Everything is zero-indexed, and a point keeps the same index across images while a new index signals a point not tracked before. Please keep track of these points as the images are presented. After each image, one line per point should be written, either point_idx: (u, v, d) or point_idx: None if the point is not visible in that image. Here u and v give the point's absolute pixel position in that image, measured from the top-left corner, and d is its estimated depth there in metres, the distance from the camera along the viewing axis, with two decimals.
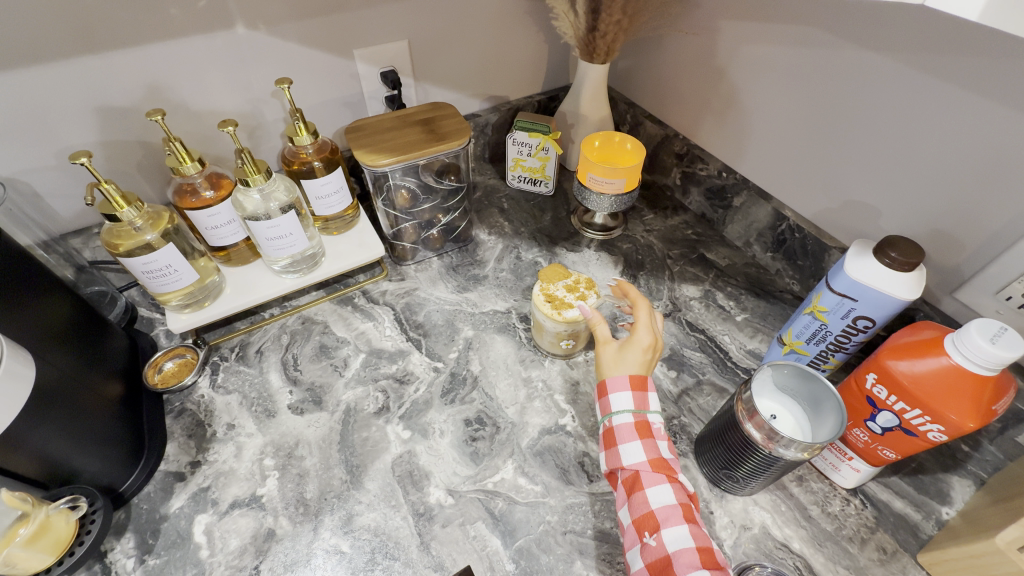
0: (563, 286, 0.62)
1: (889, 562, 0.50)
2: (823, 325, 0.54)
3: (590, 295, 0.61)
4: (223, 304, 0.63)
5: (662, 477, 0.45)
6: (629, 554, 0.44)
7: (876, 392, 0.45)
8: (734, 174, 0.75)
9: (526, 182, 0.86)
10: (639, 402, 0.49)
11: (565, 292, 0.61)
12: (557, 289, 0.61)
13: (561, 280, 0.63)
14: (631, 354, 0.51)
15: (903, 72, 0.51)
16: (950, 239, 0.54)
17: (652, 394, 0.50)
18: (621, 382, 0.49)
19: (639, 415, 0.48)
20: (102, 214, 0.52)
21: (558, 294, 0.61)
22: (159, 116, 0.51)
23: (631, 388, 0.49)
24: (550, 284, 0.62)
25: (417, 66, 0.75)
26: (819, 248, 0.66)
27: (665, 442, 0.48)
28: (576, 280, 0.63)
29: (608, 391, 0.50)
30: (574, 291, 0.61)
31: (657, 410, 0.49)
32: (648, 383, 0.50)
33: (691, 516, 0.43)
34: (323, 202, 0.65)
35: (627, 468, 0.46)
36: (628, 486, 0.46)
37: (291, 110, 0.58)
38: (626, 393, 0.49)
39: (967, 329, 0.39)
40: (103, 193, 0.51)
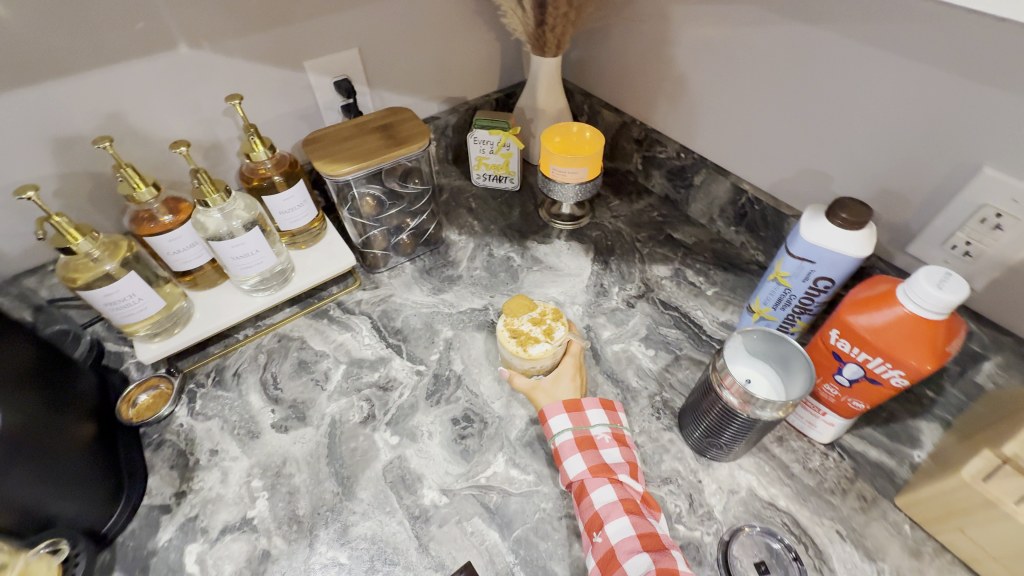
0: (528, 320, 0.60)
1: (870, 509, 0.52)
2: (787, 290, 0.56)
3: (556, 328, 0.59)
4: (194, 329, 0.62)
5: (603, 479, 0.49)
6: (586, 555, 0.47)
7: (840, 346, 0.47)
8: (692, 154, 0.77)
9: (491, 180, 0.87)
10: (578, 421, 0.53)
11: (529, 327, 0.60)
12: (522, 324, 0.60)
13: (526, 313, 0.61)
14: (563, 385, 0.56)
15: (838, 43, 0.54)
16: (896, 196, 0.57)
17: (590, 410, 0.54)
18: (556, 406, 0.53)
19: (579, 432, 0.52)
20: (56, 248, 0.50)
21: (523, 328, 0.59)
22: (107, 143, 0.50)
23: (566, 410, 0.53)
24: (515, 318, 0.61)
25: (371, 73, 0.75)
26: (778, 218, 0.69)
27: (612, 447, 0.52)
28: (542, 312, 0.61)
29: (546, 418, 0.53)
30: (539, 325, 0.60)
31: (599, 422, 0.53)
32: (582, 403, 0.54)
33: (634, 508, 0.47)
34: (287, 216, 0.64)
35: (574, 480, 0.50)
36: (577, 495, 0.49)
37: (244, 125, 0.58)
38: (563, 416, 0.53)
39: (915, 278, 0.42)
40: (55, 226, 0.49)
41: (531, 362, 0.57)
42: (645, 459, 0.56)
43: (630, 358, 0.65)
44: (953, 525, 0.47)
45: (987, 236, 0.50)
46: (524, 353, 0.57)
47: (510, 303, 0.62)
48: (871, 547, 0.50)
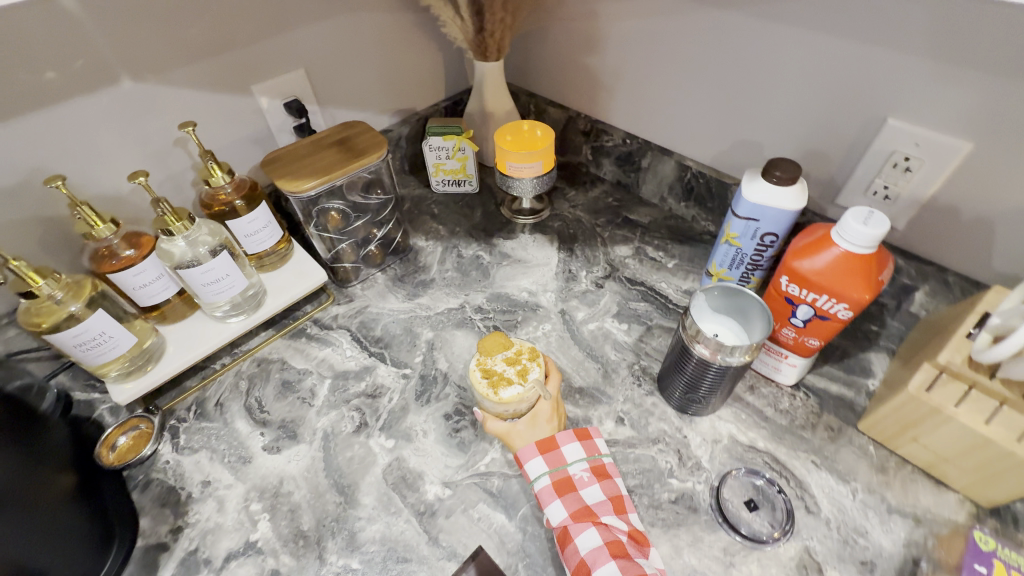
0: (503, 360, 0.58)
1: (838, 437, 0.57)
2: (738, 250, 0.61)
3: (532, 368, 0.57)
4: (168, 363, 0.61)
5: (587, 523, 0.47)
6: None
7: (791, 290, 0.52)
8: (637, 139, 0.82)
9: (450, 185, 0.89)
10: (554, 462, 0.51)
11: (503, 366, 0.57)
12: (496, 363, 0.58)
13: (501, 351, 0.59)
14: (539, 427, 0.54)
15: (752, 23, 0.60)
16: (821, 154, 0.63)
17: (566, 446, 0.53)
18: (531, 449, 0.52)
19: (557, 474, 0.51)
20: (16, 293, 0.49)
21: (497, 368, 0.57)
22: (59, 181, 0.49)
23: (541, 452, 0.51)
24: (489, 358, 0.59)
25: (319, 91, 0.76)
26: (722, 188, 0.74)
27: (591, 485, 0.51)
28: (518, 351, 0.59)
29: (522, 462, 0.51)
30: (514, 365, 0.57)
31: (576, 459, 0.52)
32: (558, 440, 0.53)
33: (620, 551, 0.46)
34: (254, 239, 0.64)
35: (556, 526, 0.48)
36: (560, 541, 0.48)
37: (202, 152, 0.58)
38: (538, 458, 0.51)
39: (844, 219, 0.47)
40: (13, 270, 0.49)
41: (504, 405, 0.54)
42: (633, 424, 0.59)
43: (606, 334, 0.68)
44: (908, 437, 0.52)
45: (900, 178, 0.57)
46: (495, 395, 0.54)
47: (483, 342, 0.60)
48: (843, 470, 0.54)
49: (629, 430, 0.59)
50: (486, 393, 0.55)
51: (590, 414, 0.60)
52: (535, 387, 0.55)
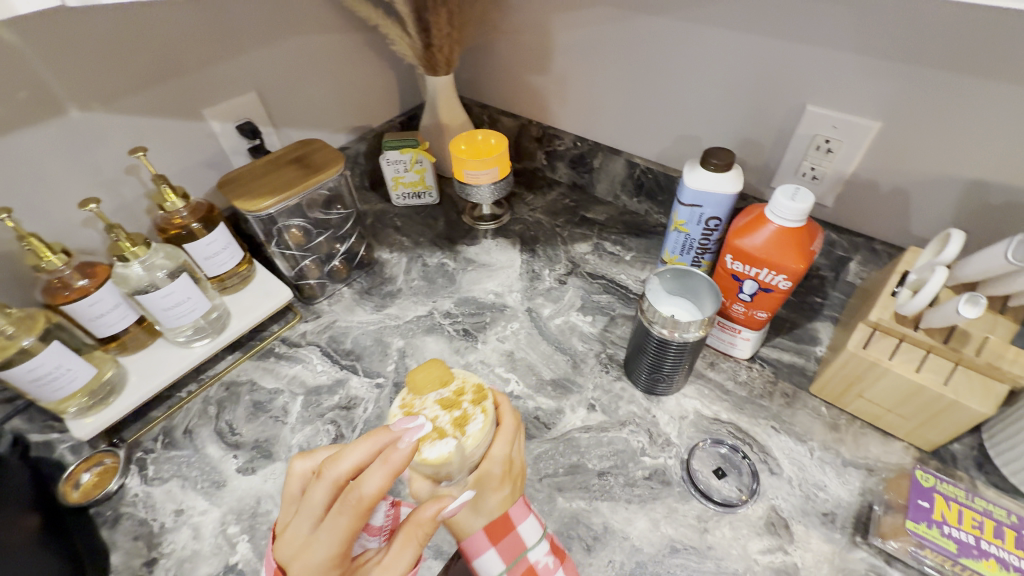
0: (437, 404, 0.46)
1: (793, 402, 0.61)
2: (687, 236, 0.64)
3: (472, 416, 0.45)
4: (131, 394, 0.59)
5: None
6: None
7: (736, 268, 0.56)
8: (587, 141, 0.86)
9: (410, 197, 0.91)
10: (512, 551, 0.44)
11: (436, 413, 0.45)
12: (425, 408, 0.46)
13: (435, 390, 0.47)
14: (487, 498, 0.44)
15: (681, 26, 0.65)
16: (753, 142, 0.68)
17: (522, 525, 0.45)
18: (482, 538, 0.44)
19: (515, 566, 0.44)
20: None
21: (428, 415, 0.45)
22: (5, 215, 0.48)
23: (495, 544, 0.44)
24: (419, 397, 0.47)
25: (272, 113, 0.77)
26: (669, 181, 0.79)
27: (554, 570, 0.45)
28: (457, 393, 0.46)
29: (473, 558, 0.44)
30: (450, 411, 0.45)
31: (536, 542, 0.45)
32: (513, 520, 0.45)
33: None
34: (214, 261, 0.64)
35: None
36: None
37: (155, 177, 0.58)
38: (492, 552, 0.44)
39: (775, 197, 0.51)
40: None
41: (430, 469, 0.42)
42: (604, 409, 0.61)
43: (572, 328, 0.71)
44: (854, 393, 0.56)
45: (824, 159, 0.63)
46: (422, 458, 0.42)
47: (414, 378, 0.48)
48: (801, 431, 0.58)
49: (601, 415, 0.61)
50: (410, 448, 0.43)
51: (563, 404, 0.62)
52: (472, 444, 0.43)
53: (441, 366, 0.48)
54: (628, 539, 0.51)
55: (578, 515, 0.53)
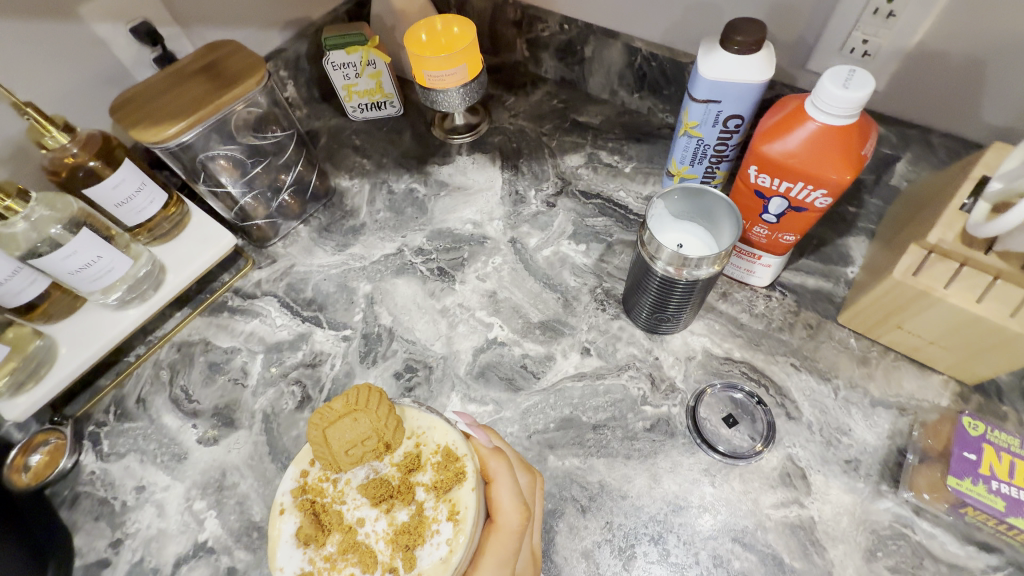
0: (362, 492, 0.37)
1: (817, 333, 0.53)
2: (700, 141, 0.52)
3: (426, 523, 0.35)
4: (65, 367, 0.52)
5: None
6: None
7: (761, 183, 0.44)
8: (575, 23, 0.69)
9: (369, 109, 0.76)
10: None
11: (361, 509, 0.37)
12: (351, 503, 0.37)
13: (364, 471, 0.38)
14: None
15: None
16: (789, 9, 0.52)
17: None
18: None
19: None
20: None
21: (348, 516, 0.36)
22: None
23: None
24: (342, 480, 0.38)
25: (175, 9, 0.60)
26: (677, 69, 0.64)
27: None
28: (404, 475, 0.37)
29: None
30: (388, 514, 0.36)
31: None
32: None
33: None
34: (127, 207, 0.53)
35: None
36: None
37: (16, 105, 0.45)
38: None
39: (821, 85, 0.38)
40: None
41: None
42: (600, 353, 0.54)
43: (562, 259, 0.61)
44: (891, 323, 0.48)
45: (881, 28, 0.48)
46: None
47: (326, 435, 0.37)
48: (824, 368, 0.51)
49: (596, 360, 0.54)
50: (307, 564, 0.36)
51: (554, 349, 0.55)
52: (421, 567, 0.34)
53: (374, 415, 0.38)
54: (627, 498, 0.46)
55: (572, 474, 0.48)
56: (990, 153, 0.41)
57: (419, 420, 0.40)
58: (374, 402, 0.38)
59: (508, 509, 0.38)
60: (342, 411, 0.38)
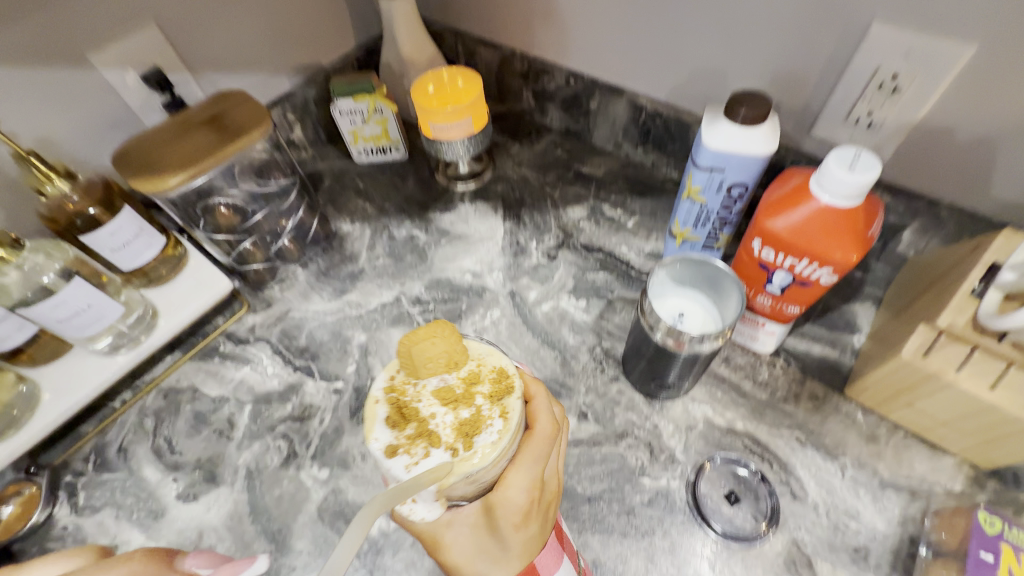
0: (434, 397, 0.38)
1: (823, 406, 0.51)
2: (703, 206, 0.51)
3: (485, 423, 0.36)
4: (46, 415, 0.51)
5: None
6: None
7: (765, 256, 0.44)
8: (581, 78, 0.70)
9: (374, 153, 0.76)
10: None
11: (431, 409, 0.38)
12: (422, 403, 0.38)
13: (436, 378, 0.39)
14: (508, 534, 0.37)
15: None
16: (794, 77, 0.53)
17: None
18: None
19: None
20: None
21: (422, 408, 0.37)
22: None
23: None
24: (415, 383, 0.39)
25: (186, 56, 0.61)
26: (682, 128, 0.64)
27: None
28: (466, 384, 0.38)
29: None
30: (454, 409, 0.37)
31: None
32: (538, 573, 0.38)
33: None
34: (123, 252, 0.52)
35: None
36: None
37: (19, 155, 0.45)
38: None
39: (826, 164, 0.38)
40: None
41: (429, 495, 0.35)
42: (597, 418, 0.52)
43: (562, 315, 0.60)
44: (901, 402, 0.46)
45: (887, 101, 0.48)
46: (400, 455, 0.35)
47: (410, 350, 0.39)
48: (831, 445, 0.49)
49: (593, 426, 0.52)
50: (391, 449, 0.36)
51: None
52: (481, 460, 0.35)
53: (447, 337, 0.39)
54: None
55: None
56: (1002, 238, 0.41)
57: (479, 346, 0.41)
58: (447, 328, 0.40)
59: (543, 419, 0.40)
60: (423, 335, 0.39)
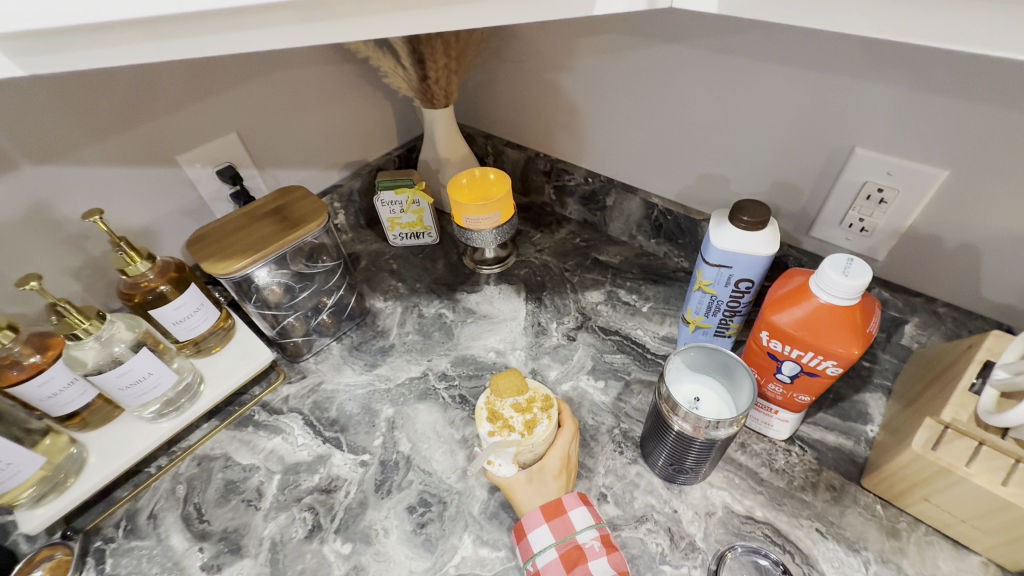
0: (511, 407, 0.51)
1: (842, 497, 0.51)
2: (713, 297, 0.56)
3: (540, 421, 0.50)
4: (89, 478, 0.54)
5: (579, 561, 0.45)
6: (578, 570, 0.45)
7: (773, 346, 0.47)
8: (599, 177, 0.78)
9: (408, 237, 0.84)
10: (561, 530, 0.46)
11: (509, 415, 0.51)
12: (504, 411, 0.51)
13: (512, 395, 0.52)
14: (546, 484, 0.49)
15: (711, 57, 0.56)
16: (790, 186, 0.59)
17: (574, 512, 0.48)
18: (535, 516, 0.47)
19: (563, 544, 0.46)
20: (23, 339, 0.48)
21: (505, 413, 0.51)
22: (33, 283, 0.44)
23: (545, 519, 0.47)
24: (499, 400, 0.52)
25: (256, 155, 0.71)
26: (691, 224, 0.70)
27: (602, 558, 0.45)
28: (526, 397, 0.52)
29: (526, 532, 0.47)
30: (523, 414, 0.51)
31: (585, 526, 0.47)
32: (562, 505, 0.48)
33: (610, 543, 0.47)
34: (184, 325, 0.58)
35: (566, 545, 0.46)
36: (572, 557, 0.45)
37: (113, 240, 0.52)
38: (542, 526, 0.47)
39: (822, 269, 0.42)
40: (61, 311, 0.48)
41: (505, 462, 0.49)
42: (617, 501, 0.53)
43: (581, 396, 0.63)
44: (918, 496, 0.47)
45: (876, 210, 0.54)
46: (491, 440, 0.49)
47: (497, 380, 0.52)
48: (852, 538, 0.49)
49: (613, 509, 0.53)
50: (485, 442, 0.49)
51: None
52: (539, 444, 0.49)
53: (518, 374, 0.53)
54: None
55: None
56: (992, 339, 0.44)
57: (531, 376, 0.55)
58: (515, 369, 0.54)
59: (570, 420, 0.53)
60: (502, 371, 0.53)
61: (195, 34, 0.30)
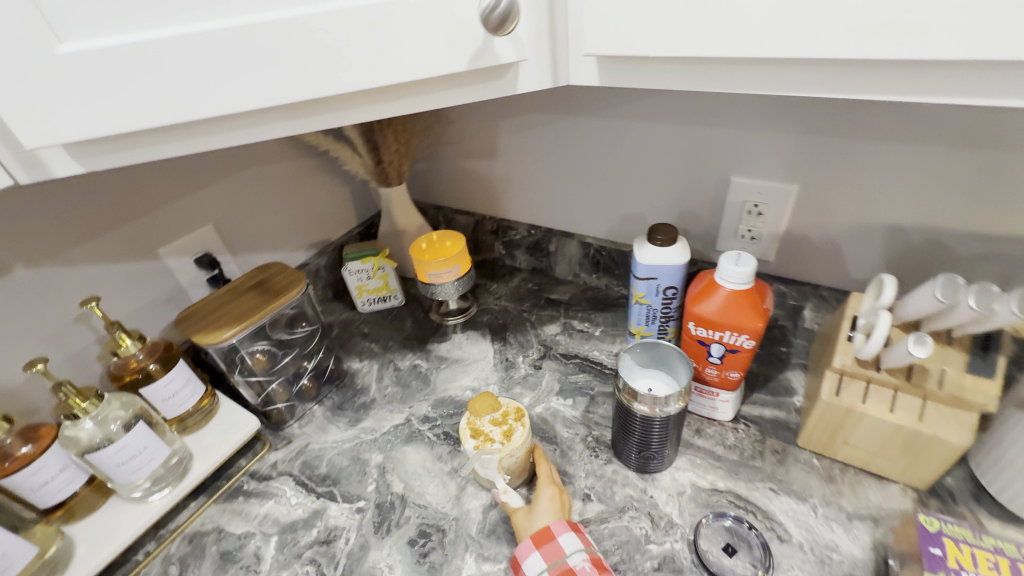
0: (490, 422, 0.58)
1: (785, 458, 0.60)
2: (649, 307, 0.67)
3: (516, 428, 0.57)
4: (79, 568, 0.53)
5: None
6: None
7: (700, 333, 0.57)
8: (540, 229, 0.90)
9: (376, 302, 0.91)
10: (552, 555, 0.48)
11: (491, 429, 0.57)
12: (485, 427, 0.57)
13: (489, 413, 0.58)
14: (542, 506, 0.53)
15: (611, 122, 0.72)
16: (692, 213, 0.73)
17: (563, 536, 0.50)
18: (528, 545, 0.50)
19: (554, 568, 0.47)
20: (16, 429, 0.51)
21: (486, 428, 0.57)
22: (38, 365, 0.50)
23: (537, 547, 0.49)
24: (479, 419, 0.58)
25: (230, 242, 0.78)
26: (622, 256, 0.83)
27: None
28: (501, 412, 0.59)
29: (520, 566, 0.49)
30: (502, 426, 0.57)
31: (575, 549, 0.48)
32: (553, 530, 0.50)
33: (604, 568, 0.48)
34: (173, 401, 0.60)
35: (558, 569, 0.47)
36: None
37: (107, 324, 0.57)
38: (535, 554, 0.49)
39: (721, 265, 0.54)
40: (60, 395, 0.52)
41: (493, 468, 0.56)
42: (600, 498, 0.59)
43: (554, 414, 0.69)
44: (839, 441, 0.56)
45: (758, 221, 0.68)
46: (474, 457, 0.56)
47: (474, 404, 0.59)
48: (799, 489, 0.57)
49: (597, 504, 0.58)
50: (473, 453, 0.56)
51: None
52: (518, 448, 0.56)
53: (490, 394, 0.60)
54: None
55: None
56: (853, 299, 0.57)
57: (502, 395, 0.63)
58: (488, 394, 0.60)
59: None
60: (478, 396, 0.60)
61: (191, 134, 0.39)
